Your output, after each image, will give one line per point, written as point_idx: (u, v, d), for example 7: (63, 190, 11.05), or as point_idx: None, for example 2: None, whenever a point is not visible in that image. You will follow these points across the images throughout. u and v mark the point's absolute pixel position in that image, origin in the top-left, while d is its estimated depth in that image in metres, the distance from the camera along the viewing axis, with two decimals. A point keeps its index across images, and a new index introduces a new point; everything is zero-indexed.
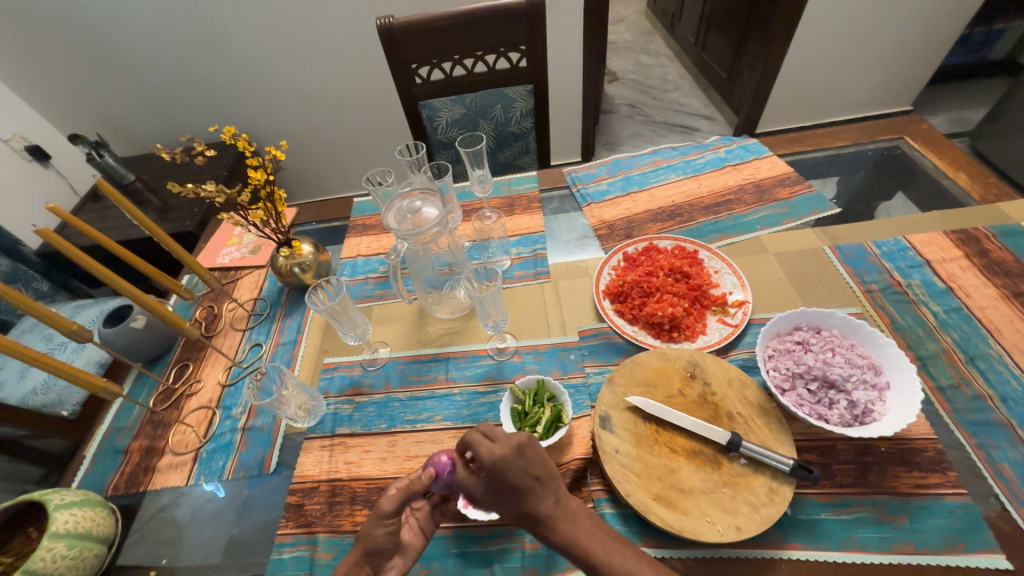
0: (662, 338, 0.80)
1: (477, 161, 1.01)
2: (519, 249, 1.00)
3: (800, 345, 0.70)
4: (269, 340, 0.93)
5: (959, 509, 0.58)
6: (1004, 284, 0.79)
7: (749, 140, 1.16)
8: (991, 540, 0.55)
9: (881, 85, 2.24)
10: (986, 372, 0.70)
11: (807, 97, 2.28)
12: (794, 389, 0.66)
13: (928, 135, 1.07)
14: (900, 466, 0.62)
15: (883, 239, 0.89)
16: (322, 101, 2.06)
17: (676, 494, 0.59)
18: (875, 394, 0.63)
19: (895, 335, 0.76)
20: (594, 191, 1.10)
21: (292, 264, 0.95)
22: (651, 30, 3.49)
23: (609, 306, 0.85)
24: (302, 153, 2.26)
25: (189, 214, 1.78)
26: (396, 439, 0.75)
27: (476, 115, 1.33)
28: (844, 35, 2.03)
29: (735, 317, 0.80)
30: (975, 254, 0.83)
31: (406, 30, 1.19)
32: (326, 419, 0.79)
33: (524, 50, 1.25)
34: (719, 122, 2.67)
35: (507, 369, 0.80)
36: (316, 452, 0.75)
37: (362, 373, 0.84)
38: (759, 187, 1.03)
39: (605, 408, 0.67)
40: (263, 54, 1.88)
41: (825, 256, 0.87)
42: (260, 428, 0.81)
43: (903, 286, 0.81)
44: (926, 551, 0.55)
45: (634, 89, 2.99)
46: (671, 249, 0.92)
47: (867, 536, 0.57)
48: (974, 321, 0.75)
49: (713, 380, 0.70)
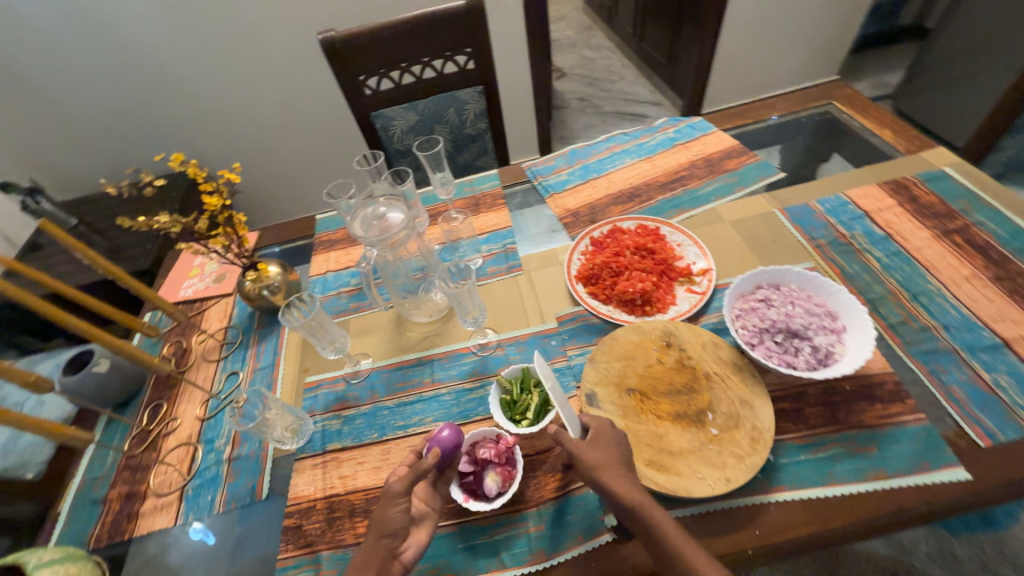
0: (636, 312, 0.83)
1: (437, 164, 1.02)
2: (489, 246, 1.02)
3: (763, 303, 0.74)
4: (245, 367, 0.90)
5: (920, 432, 0.63)
6: (935, 225, 0.85)
7: (694, 119, 1.20)
8: (951, 457, 0.60)
9: (810, 58, 2.39)
10: (929, 306, 0.75)
11: (744, 75, 2.40)
12: (762, 343, 0.69)
13: (852, 98, 1.14)
14: (865, 401, 0.67)
15: (825, 197, 0.95)
16: (271, 123, 2.03)
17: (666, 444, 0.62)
18: (834, 337, 0.68)
19: (846, 283, 0.81)
20: (554, 182, 1.13)
21: (260, 287, 0.93)
22: (591, 25, 3.59)
23: (582, 290, 0.88)
24: (256, 177, 2.21)
25: (143, 252, 1.70)
26: (390, 445, 0.75)
27: (431, 121, 1.35)
28: (768, 14, 2.15)
29: (701, 285, 0.84)
30: (906, 201, 0.90)
31: (349, 44, 1.19)
32: (315, 437, 0.78)
33: (469, 52, 1.27)
34: (666, 107, 2.78)
35: (492, 363, 0.81)
36: (309, 471, 0.74)
37: (346, 387, 0.84)
38: (709, 161, 1.07)
39: (591, 386, 0.70)
40: (203, 77, 1.83)
41: (776, 218, 0.93)
42: (247, 456, 0.79)
43: (848, 238, 0.87)
44: (897, 475, 0.60)
45: (583, 83, 3.07)
46: (634, 229, 0.95)
47: (844, 470, 0.62)
48: (913, 262, 0.81)
49: (687, 346, 0.73)
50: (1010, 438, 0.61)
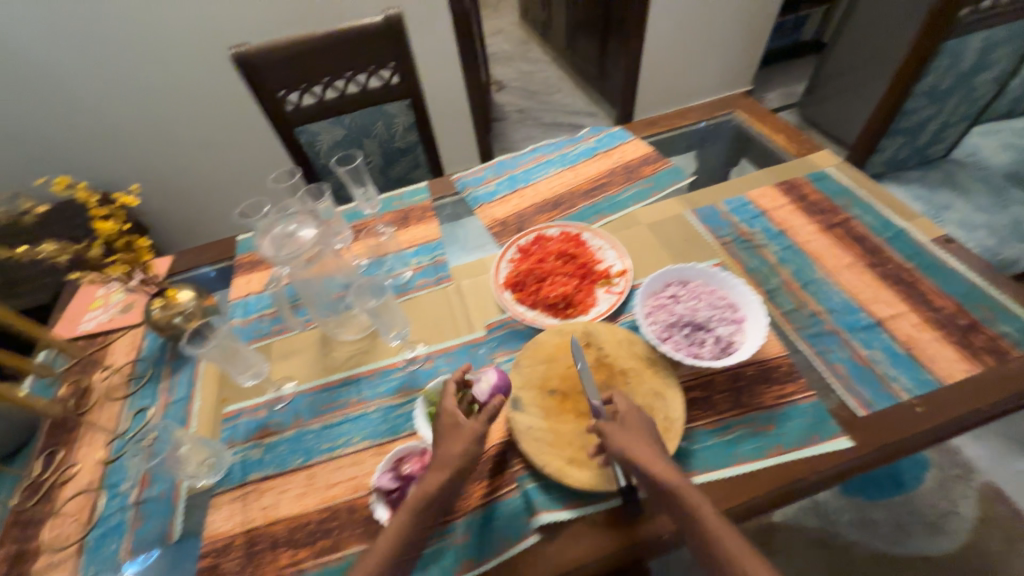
0: (560, 316, 0.86)
1: (357, 178, 1.00)
2: (418, 259, 1.01)
3: (671, 299, 0.78)
4: (156, 402, 0.84)
5: (810, 408, 0.69)
6: (821, 220, 0.95)
7: (613, 128, 1.27)
8: (836, 428, 0.67)
9: (726, 71, 2.59)
10: (817, 293, 0.83)
11: (668, 87, 2.56)
12: (672, 337, 0.74)
13: (751, 107, 1.25)
14: (764, 384, 0.73)
15: (729, 198, 1.03)
16: (192, 140, 1.93)
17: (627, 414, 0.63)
18: (734, 327, 0.73)
19: (748, 276, 0.88)
20: (483, 193, 1.15)
21: (170, 314, 0.88)
22: (528, 39, 3.70)
23: (509, 297, 0.89)
24: (179, 199, 2.09)
25: (44, 284, 1.55)
26: (315, 470, 0.72)
27: (359, 135, 1.33)
28: (684, 30, 2.32)
29: (619, 285, 0.88)
30: (797, 199, 0.99)
31: (265, 58, 1.15)
32: (234, 469, 0.74)
33: (393, 67, 1.27)
34: (601, 117, 2.90)
35: (421, 377, 0.81)
36: (227, 506, 0.70)
37: (269, 413, 0.80)
38: (627, 168, 1.13)
39: (515, 391, 0.72)
40: (111, 92, 1.71)
41: (686, 219, 0.99)
42: (157, 497, 0.73)
43: (749, 235, 0.94)
44: (791, 449, 0.66)
45: (522, 95, 3.15)
46: (558, 236, 0.99)
47: (747, 449, 0.67)
48: (803, 254, 0.90)
49: (605, 345, 0.76)
50: (883, 406, 0.69)
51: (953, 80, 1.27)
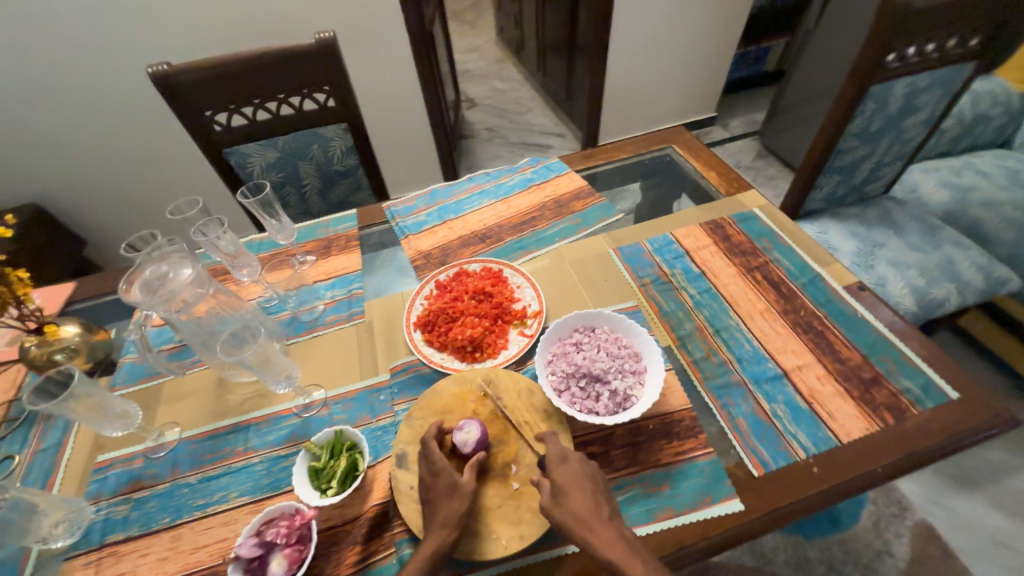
0: (467, 359, 0.82)
1: (269, 210, 0.95)
2: (334, 292, 0.97)
3: (575, 347, 0.76)
4: (25, 449, 0.78)
5: (706, 467, 0.67)
6: (741, 262, 0.94)
7: (551, 159, 1.25)
8: (729, 489, 0.65)
9: (689, 98, 2.63)
10: (728, 340, 0.82)
11: (632, 111, 2.59)
12: (569, 389, 0.71)
13: (689, 142, 1.25)
14: (664, 439, 0.70)
15: (654, 236, 1.01)
16: (136, 153, 1.86)
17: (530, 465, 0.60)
18: (633, 380, 0.71)
19: (662, 321, 0.86)
20: (411, 223, 1.11)
21: (50, 352, 0.83)
22: (503, 57, 3.72)
23: (419, 338, 0.86)
24: (122, 212, 2.01)
25: None
26: (182, 530, 0.67)
27: (293, 158, 1.29)
28: (646, 58, 2.35)
29: (532, 327, 0.85)
30: (720, 240, 0.98)
31: (188, 79, 1.11)
32: (94, 529, 0.68)
33: (328, 90, 1.24)
34: (569, 138, 2.92)
35: (313, 425, 0.76)
36: (78, 573, 0.64)
37: (145, 464, 0.74)
38: (559, 201, 1.12)
39: (401, 446, 0.68)
40: (44, 102, 1.64)
41: (609, 258, 0.98)
42: (4, 560, 0.67)
43: (669, 276, 0.93)
44: (682, 512, 0.63)
45: (492, 114, 3.15)
46: (479, 272, 0.96)
47: (637, 511, 0.64)
48: (720, 298, 0.88)
49: (504, 395, 0.73)
50: (780, 465, 0.66)
51: (883, 122, 1.29)
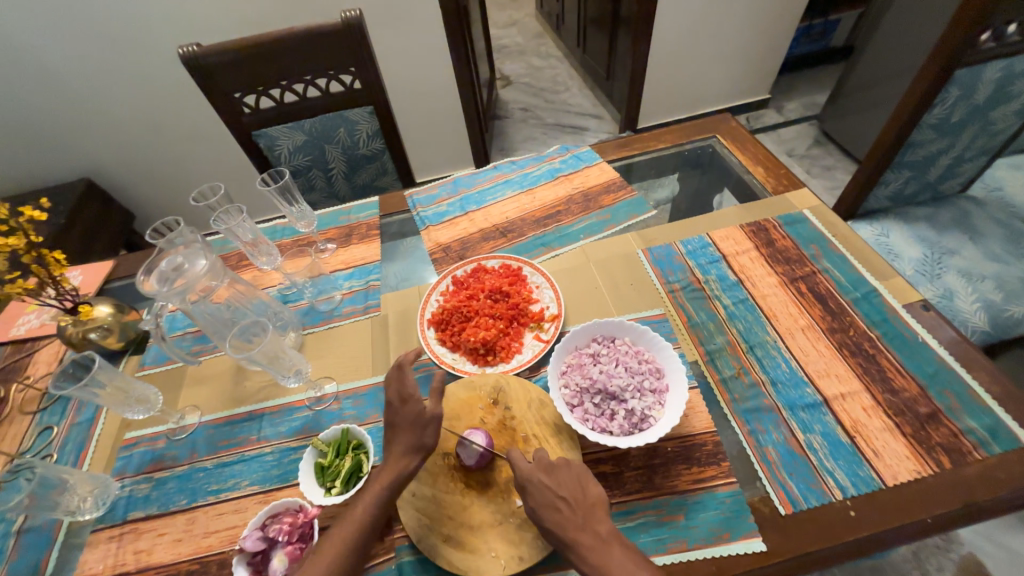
0: (479, 362, 0.79)
1: (289, 197, 0.94)
2: (351, 282, 0.96)
3: (592, 358, 0.72)
4: (63, 421, 0.82)
5: (727, 498, 0.62)
6: (784, 271, 0.85)
7: (582, 148, 1.18)
8: (752, 525, 0.59)
9: (740, 78, 2.42)
10: (762, 359, 0.75)
11: (676, 92, 2.42)
12: (583, 404, 0.67)
13: (735, 132, 1.14)
14: (683, 464, 0.65)
15: (689, 237, 0.94)
16: (178, 132, 1.92)
17: (536, 485, 0.57)
18: (652, 400, 0.66)
19: (690, 333, 0.80)
20: (432, 213, 1.08)
21: (84, 330, 0.86)
22: (542, 32, 3.56)
23: (432, 336, 0.83)
24: (166, 188, 2.10)
25: None
26: (196, 514, 0.69)
27: (320, 141, 1.28)
28: (695, 34, 2.17)
29: (549, 332, 0.81)
30: (763, 244, 0.90)
31: (217, 60, 1.11)
32: (119, 504, 0.71)
33: (354, 71, 1.21)
34: (607, 120, 2.78)
35: (323, 419, 0.76)
36: (103, 545, 0.67)
37: (166, 445, 0.77)
38: (587, 195, 1.05)
39: None
40: (94, 80, 1.71)
41: (637, 259, 0.91)
42: (40, 527, 0.71)
43: (701, 283, 0.86)
44: (697, 546, 0.59)
45: (527, 93, 3.04)
46: (497, 269, 0.92)
47: (647, 540, 0.60)
48: (756, 311, 0.81)
49: (514, 404, 0.70)
50: (811, 505, 0.60)
51: (966, 112, 1.13)
